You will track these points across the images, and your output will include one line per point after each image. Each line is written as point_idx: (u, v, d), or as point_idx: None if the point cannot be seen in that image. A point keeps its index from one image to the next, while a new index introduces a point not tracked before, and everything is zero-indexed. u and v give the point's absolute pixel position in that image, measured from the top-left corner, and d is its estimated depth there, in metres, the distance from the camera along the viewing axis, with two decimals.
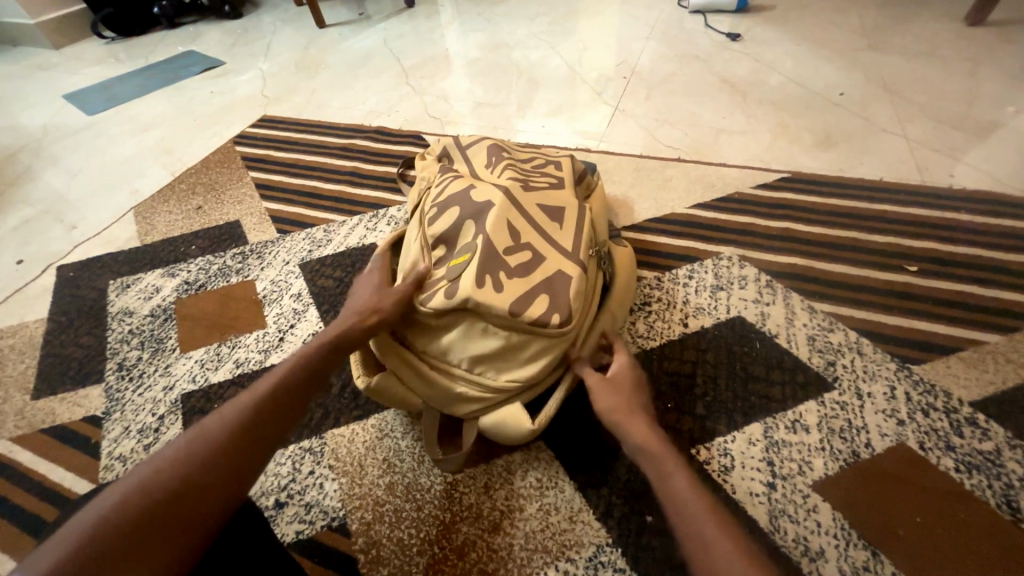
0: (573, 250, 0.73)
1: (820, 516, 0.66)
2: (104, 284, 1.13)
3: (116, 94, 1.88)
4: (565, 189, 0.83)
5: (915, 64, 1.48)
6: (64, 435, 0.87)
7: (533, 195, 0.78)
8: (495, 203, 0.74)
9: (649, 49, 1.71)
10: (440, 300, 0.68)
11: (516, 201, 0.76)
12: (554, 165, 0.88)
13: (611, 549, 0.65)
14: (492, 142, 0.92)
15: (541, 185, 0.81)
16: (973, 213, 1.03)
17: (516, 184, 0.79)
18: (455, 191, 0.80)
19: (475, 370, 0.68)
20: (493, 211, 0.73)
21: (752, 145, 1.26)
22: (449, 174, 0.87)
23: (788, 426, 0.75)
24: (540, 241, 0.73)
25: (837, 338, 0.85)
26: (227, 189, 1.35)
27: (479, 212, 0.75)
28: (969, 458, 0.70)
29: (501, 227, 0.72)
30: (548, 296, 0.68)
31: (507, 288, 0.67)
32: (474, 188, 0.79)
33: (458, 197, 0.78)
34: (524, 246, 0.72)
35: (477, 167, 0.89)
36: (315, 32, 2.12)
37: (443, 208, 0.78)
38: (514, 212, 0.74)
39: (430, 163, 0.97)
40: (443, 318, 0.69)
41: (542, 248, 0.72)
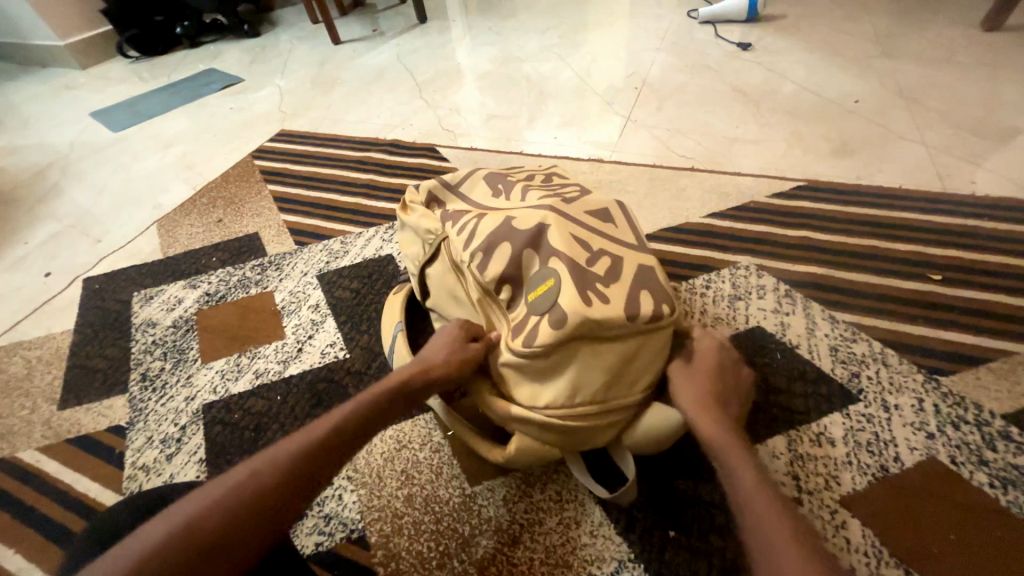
0: (638, 244, 0.71)
1: (849, 533, 0.65)
2: (128, 296, 1.16)
3: (140, 111, 1.94)
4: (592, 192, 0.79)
5: (930, 70, 1.47)
6: (90, 445, 0.89)
7: (576, 203, 0.74)
8: (549, 222, 0.68)
9: (659, 60, 1.72)
10: (547, 334, 0.60)
11: (566, 213, 0.70)
12: (559, 175, 0.85)
13: (633, 564, 0.64)
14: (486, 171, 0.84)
15: (572, 191, 0.78)
16: (996, 220, 1.01)
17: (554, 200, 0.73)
18: (491, 229, 0.70)
19: (603, 397, 0.62)
20: (554, 230, 0.66)
21: (766, 154, 1.26)
22: (462, 218, 0.75)
23: (813, 439, 0.73)
24: (607, 242, 0.69)
25: (860, 348, 0.83)
26: (246, 203, 1.38)
27: (536, 235, 0.67)
28: (1004, 473, 0.68)
29: (570, 242, 0.66)
30: (649, 290, 0.64)
31: (614, 298, 0.62)
32: (513, 218, 0.70)
33: (501, 232, 0.69)
34: (600, 254, 0.66)
35: (484, 200, 0.79)
36: (331, 48, 2.18)
37: (489, 248, 0.68)
38: (570, 224, 0.68)
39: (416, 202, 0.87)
40: (547, 358, 0.61)
41: (614, 250, 0.68)
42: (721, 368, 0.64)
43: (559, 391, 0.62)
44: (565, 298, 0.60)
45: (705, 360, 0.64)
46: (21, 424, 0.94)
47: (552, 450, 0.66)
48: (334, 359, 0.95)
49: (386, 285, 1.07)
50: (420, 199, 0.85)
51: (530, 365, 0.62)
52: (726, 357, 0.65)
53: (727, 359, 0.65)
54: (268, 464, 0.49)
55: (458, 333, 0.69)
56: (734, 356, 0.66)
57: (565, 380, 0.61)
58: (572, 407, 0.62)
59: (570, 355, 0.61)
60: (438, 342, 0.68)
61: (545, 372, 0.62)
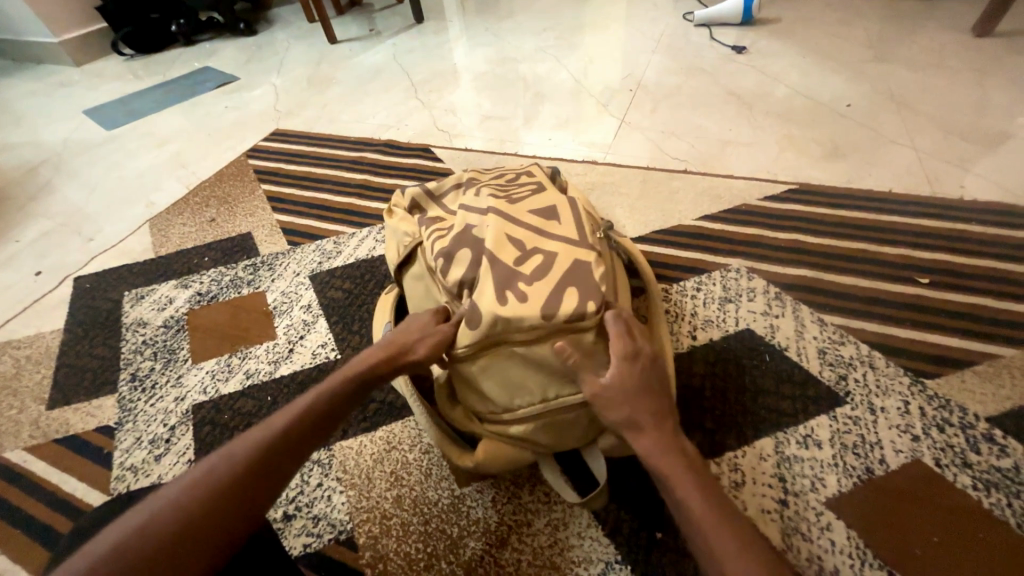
0: (580, 238, 0.69)
1: (834, 535, 0.65)
2: (120, 296, 1.15)
3: (134, 109, 1.93)
4: (549, 190, 0.78)
5: (922, 75, 1.48)
6: (78, 445, 0.88)
7: (523, 204, 0.74)
8: (490, 225, 0.69)
9: (654, 62, 1.73)
10: (467, 337, 0.62)
11: (510, 215, 0.71)
12: (527, 174, 0.84)
13: (620, 565, 0.64)
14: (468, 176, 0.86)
15: (525, 191, 0.78)
16: (985, 224, 1.02)
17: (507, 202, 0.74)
18: (449, 237, 0.71)
19: (545, 396, 0.63)
20: (490, 232, 0.68)
21: (759, 157, 1.27)
22: (434, 224, 0.76)
23: (800, 440, 0.74)
24: (544, 239, 0.68)
25: (848, 351, 0.84)
26: (239, 202, 1.37)
27: (476, 239, 0.69)
28: (987, 475, 0.68)
29: (504, 243, 0.67)
30: (575, 288, 0.62)
31: (534, 295, 0.62)
32: (469, 225, 0.71)
33: (454, 240, 0.70)
34: (534, 252, 0.67)
35: (455, 207, 0.79)
36: (326, 48, 2.17)
37: (446, 254, 0.69)
38: (512, 225, 0.70)
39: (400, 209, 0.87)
40: (480, 364, 0.64)
41: (550, 247, 0.67)
42: (642, 373, 0.59)
43: (501, 393, 0.64)
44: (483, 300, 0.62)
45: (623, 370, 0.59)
46: (9, 423, 0.94)
47: (524, 453, 0.67)
48: (324, 360, 0.95)
49: (378, 286, 1.06)
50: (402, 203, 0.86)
51: (472, 368, 0.64)
52: (645, 357, 0.61)
53: (644, 362, 0.60)
54: (230, 461, 0.48)
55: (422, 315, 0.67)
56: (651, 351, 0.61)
57: (507, 381, 0.63)
58: (517, 410, 0.64)
59: (498, 359, 0.63)
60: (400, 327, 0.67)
61: (486, 376, 0.64)
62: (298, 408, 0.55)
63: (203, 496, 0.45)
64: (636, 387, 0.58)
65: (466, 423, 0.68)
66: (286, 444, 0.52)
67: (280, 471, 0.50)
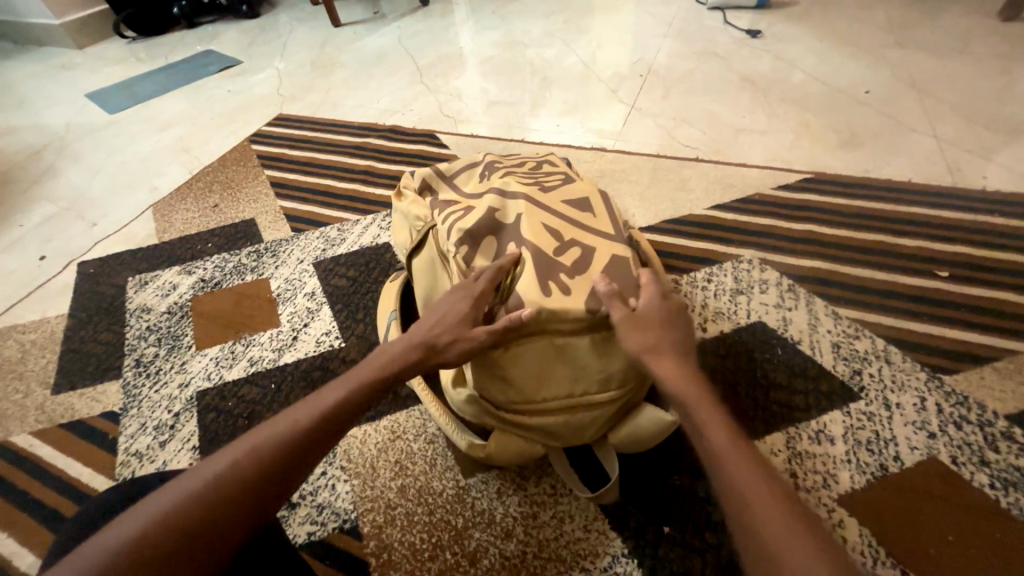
0: (616, 234, 0.69)
1: (845, 532, 0.64)
2: (123, 281, 1.15)
3: (136, 92, 1.91)
4: (580, 180, 0.77)
5: (945, 61, 1.43)
6: (83, 430, 0.88)
7: (555, 193, 0.73)
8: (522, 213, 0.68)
9: (665, 46, 1.68)
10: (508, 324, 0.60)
11: (544, 205, 0.70)
12: (548, 164, 0.82)
13: (626, 559, 0.63)
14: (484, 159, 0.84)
15: (557, 180, 0.76)
16: (1007, 216, 0.99)
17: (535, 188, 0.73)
18: (474, 221, 0.68)
19: (573, 391, 0.62)
20: (525, 220, 0.67)
21: (773, 145, 1.23)
22: (449, 208, 0.74)
23: (812, 436, 0.72)
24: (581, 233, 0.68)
25: (862, 345, 0.82)
26: (243, 188, 1.36)
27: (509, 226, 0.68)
28: (1006, 474, 0.66)
29: (541, 232, 0.66)
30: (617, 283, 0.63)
31: (576, 290, 0.62)
32: (496, 211, 0.69)
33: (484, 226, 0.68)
34: (572, 245, 0.66)
35: (475, 189, 0.77)
36: (330, 31, 2.13)
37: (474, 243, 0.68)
38: (545, 214, 0.69)
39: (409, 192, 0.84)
40: (510, 353, 0.61)
41: (587, 241, 0.67)
42: (669, 318, 0.60)
43: (527, 383, 0.62)
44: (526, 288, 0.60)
45: (651, 310, 0.60)
46: (15, 408, 0.94)
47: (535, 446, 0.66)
48: (329, 348, 0.94)
49: (383, 274, 1.05)
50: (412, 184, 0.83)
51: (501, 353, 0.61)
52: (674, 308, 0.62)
53: (672, 311, 0.61)
54: (245, 456, 0.47)
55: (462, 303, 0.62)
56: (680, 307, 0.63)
57: (537, 373, 0.61)
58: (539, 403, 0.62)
59: (529, 349, 0.61)
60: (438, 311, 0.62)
61: (513, 363, 0.61)
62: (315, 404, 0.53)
63: (208, 492, 0.44)
64: (660, 326, 0.59)
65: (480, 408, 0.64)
66: (296, 446, 0.49)
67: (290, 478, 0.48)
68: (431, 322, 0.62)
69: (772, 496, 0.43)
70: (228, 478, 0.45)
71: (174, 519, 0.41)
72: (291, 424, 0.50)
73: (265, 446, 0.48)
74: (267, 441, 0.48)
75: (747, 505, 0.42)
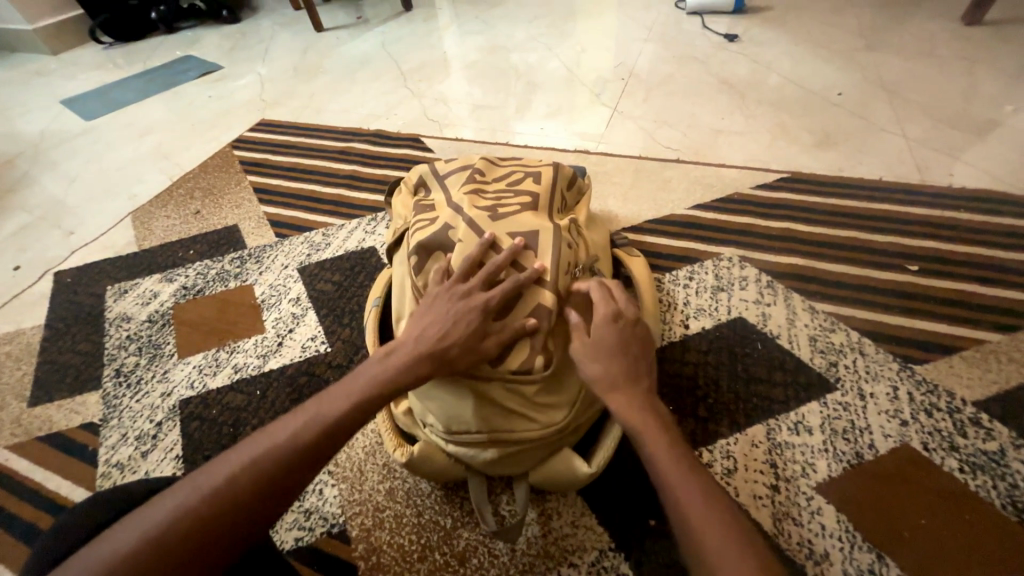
0: (551, 281, 0.66)
1: (824, 519, 0.66)
2: (102, 290, 1.13)
3: (114, 99, 1.88)
4: (536, 212, 0.76)
5: (912, 64, 1.48)
6: (62, 443, 0.86)
7: (503, 223, 0.73)
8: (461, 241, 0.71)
9: (646, 51, 1.71)
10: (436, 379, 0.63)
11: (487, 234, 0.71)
12: (533, 177, 0.83)
13: (613, 553, 0.64)
14: (469, 165, 0.86)
15: (513, 207, 0.76)
16: (973, 212, 1.03)
17: (485, 215, 0.74)
18: (428, 232, 0.73)
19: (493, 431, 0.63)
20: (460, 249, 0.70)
21: (751, 146, 1.26)
22: (422, 213, 0.80)
23: (791, 427, 0.74)
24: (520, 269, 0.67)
25: (838, 338, 0.85)
26: (225, 194, 1.34)
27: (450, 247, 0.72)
28: (973, 458, 0.69)
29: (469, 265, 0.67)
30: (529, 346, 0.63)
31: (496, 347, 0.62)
32: (451, 226, 0.73)
33: (434, 237, 0.72)
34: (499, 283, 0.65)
35: (453, 194, 0.80)
36: (313, 36, 2.13)
37: (424, 252, 0.72)
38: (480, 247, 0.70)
39: (406, 195, 0.91)
40: (435, 396, 0.63)
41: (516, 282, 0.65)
42: (618, 335, 0.59)
43: (476, 417, 0.62)
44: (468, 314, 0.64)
45: (602, 331, 0.59)
46: None
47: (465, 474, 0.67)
48: (314, 353, 0.93)
49: (369, 278, 1.05)
50: (411, 180, 0.90)
51: (447, 387, 0.62)
52: (623, 322, 0.60)
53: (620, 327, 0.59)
54: (239, 470, 0.46)
55: (476, 314, 0.60)
56: (631, 317, 0.61)
57: (484, 404, 0.62)
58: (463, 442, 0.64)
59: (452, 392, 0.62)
60: (446, 317, 0.60)
61: (459, 396, 0.62)
62: (309, 415, 0.52)
63: (197, 511, 0.43)
64: (612, 346, 0.58)
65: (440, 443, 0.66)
66: (293, 458, 0.48)
67: (284, 493, 0.47)
68: (437, 326, 0.59)
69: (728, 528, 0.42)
70: (215, 496, 0.44)
71: (158, 539, 0.41)
72: (284, 436, 0.49)
73: (256, 460, 0.47)
74: (257, 455, 0.47)
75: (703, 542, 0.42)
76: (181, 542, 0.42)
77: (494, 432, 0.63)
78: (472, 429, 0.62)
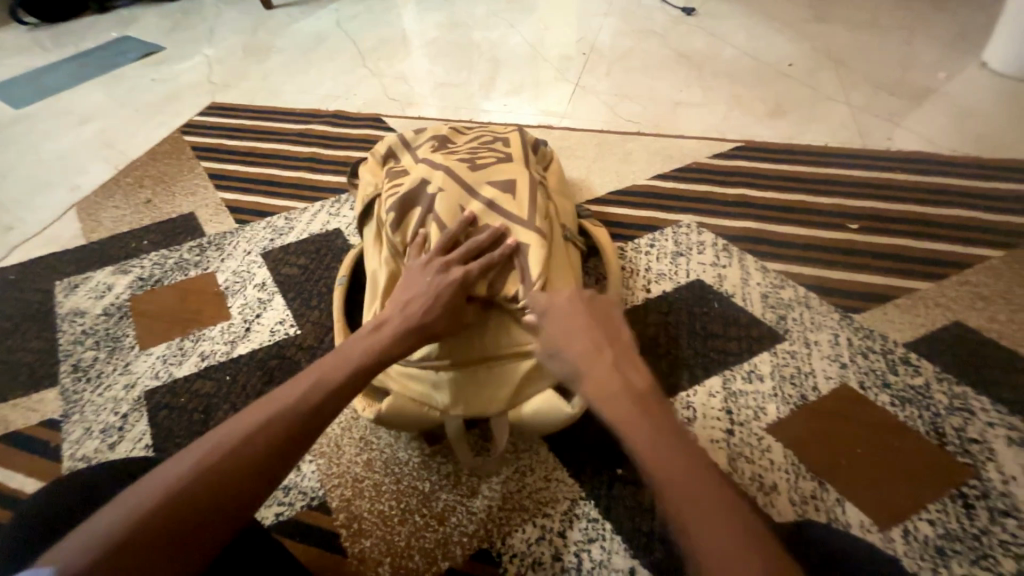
0: (530, 221, 0.71)
1: (773, 455, 0.72)
2: (50, 285, 1.07)
3: (45, 84, 1.75)
4: (513, 162, 0.80)
5: (857, 34, 1.55)
6: (20, 442, 0.83)
7: (482, 172, 0.76)
8: (441, 190, 0.73)
9: (607, 25, 1.72)
10: None
11: (465, 183, 0.74)
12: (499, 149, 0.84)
13: (584, 501, 0.68)
14: (435, 136, 0.88)
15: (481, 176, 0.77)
16: (908, 173, 1.10)
17: (461, 166, 0.77)
18: (402, 191, 0.75)
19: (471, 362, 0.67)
20: (440, 198, 0.73)
21: (708, 117, 1.30)
22: (391, 178, 0.80)
23: (744, 376, 0.80)
24: (480, 229, 0.71)
25: (787, 293, 0.91)
26: (178, 181, 1.29)
27: (429, 199, 0.73)
28: (902, 392, 0.76)
29: (451, 212, 0.72)
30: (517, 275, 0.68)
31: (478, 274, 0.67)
32: (426, 179, 0.75)
33: (409, 194, 0.74)
34: (482, 227, 0.71)
35: (423, 155, 0.82)
36: (262, 14, 2.03)
37: (400, 210, 0.74)
38: (464, 196, 0.73)
39: (373, 165, 0.90)
40: None
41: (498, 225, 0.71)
42: (569, 315, 0.57)
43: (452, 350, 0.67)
44: None
45: (547, 323, 0.58)
46: None
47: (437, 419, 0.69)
48: (285, 336, 0.92)
49: (336, 259, 1.04)
50: (378, 151, 0.90)
51: None
52: (568, 300, 0.59)
53: (563, 308, 0.58)
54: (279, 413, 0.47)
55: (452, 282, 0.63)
56: (572, 292, 0.59)
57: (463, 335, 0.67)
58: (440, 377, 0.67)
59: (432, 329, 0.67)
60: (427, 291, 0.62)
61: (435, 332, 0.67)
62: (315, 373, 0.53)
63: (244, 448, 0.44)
64: (566, 331, 0.56)
65: (419, 385, 0.68)
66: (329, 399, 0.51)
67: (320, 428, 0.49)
68: (416, 302, 0.62)
69: (719, 516, 0.38)
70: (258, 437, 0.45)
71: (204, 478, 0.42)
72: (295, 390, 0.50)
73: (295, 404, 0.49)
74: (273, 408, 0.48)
75: (682, 521, 0.39)
76: (202, 492, 0.41)
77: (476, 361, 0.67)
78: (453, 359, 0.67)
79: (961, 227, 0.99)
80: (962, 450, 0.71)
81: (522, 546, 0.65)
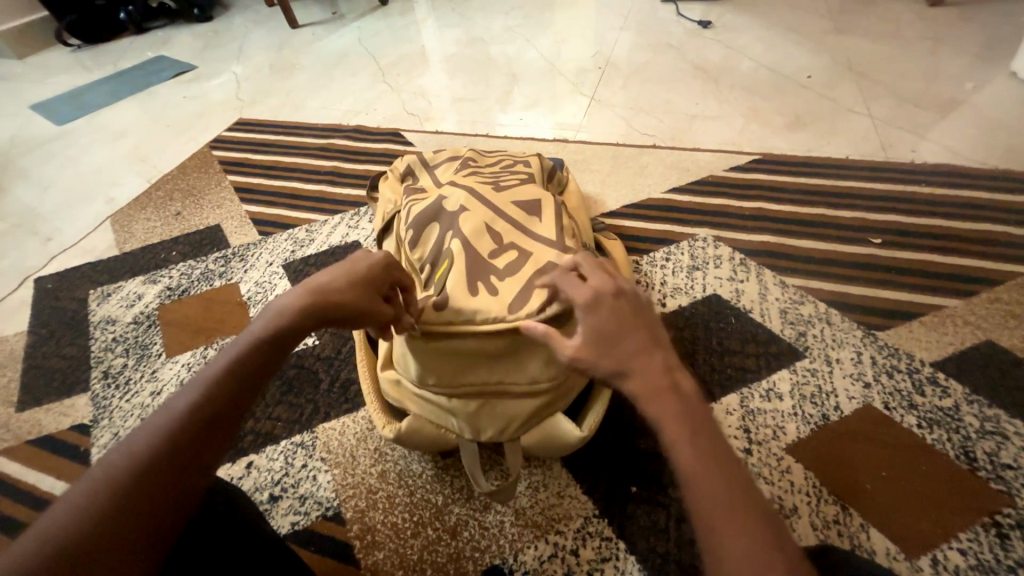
0: (558, 240, 0.72)
1: (793, 477, 0.70)
2: (85, 294, 1.12)
3: (85, 102, 1.84)
4: (531, 184, 0.83)
5: (879, 45, 1.53)
6: (52, 446, 0.87)
7: (504, 194, 0.79)
8: (468, 209, 0.75)
9: (622, 39, 1.74)
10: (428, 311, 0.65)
11: (488, 203, 0.76)
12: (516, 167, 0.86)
13: (597, 519, 0.67)
14: (457, 156, 0.90)
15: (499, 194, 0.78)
16: (935, 186, 1.07)
17: (487, 187, 0.80)
18: (423, 210, 0.77)
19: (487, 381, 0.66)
20: (467, 216, 0.74)
21: (725, 130, 1.30)
22: (414, 195, 0.83)
23: (763, 394, 0.78)
24: (505, 248, 0.71)
25: (807, 309, 0.89)
26: (206, 194, 1.34)
27: (454, 217, 0.75)
28: (930, 414, 0.74)
29: (478, 229, 0.73)
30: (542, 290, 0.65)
31: (502, 290, 0.66)
32: (446, 199, 0.78)
33: (430, 212, 0.77)
34: (508, 246, 0.71)
35: (446, 176, 0.85)
36: (288, 33, 2.11)
37: (420, 227, 0.76)
38: (490, 214, 0.75)
39: (395, 182, 0.93)
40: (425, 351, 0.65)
41: (526, 244, 0.72)
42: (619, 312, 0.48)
43: (466, 372, 0.65)
44: (454, 284, 0.67)
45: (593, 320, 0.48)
46: None
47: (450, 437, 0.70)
48: None
49: None
50: (399, 169, 0.92)
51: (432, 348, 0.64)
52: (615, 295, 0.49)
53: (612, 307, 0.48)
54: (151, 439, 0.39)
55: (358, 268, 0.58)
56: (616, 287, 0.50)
57: (469, 363, 0.65)
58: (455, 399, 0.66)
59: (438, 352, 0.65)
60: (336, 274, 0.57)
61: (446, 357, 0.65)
62: (169, 410, 0.41)
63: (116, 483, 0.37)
64: (614, 331, 0.47)
65: (434, 410, 0.68)
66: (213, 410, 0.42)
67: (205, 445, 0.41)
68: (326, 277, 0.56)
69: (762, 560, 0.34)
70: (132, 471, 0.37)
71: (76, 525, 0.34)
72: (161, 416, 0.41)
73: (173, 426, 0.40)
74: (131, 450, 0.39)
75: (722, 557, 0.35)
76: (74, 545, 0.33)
77: (488, 388, 0.66)
78: (464, 387, 0.66)
79: (991, 241, 0.96)
80: (995, 476, 0.68)
81: (534, 563, 0.65)
